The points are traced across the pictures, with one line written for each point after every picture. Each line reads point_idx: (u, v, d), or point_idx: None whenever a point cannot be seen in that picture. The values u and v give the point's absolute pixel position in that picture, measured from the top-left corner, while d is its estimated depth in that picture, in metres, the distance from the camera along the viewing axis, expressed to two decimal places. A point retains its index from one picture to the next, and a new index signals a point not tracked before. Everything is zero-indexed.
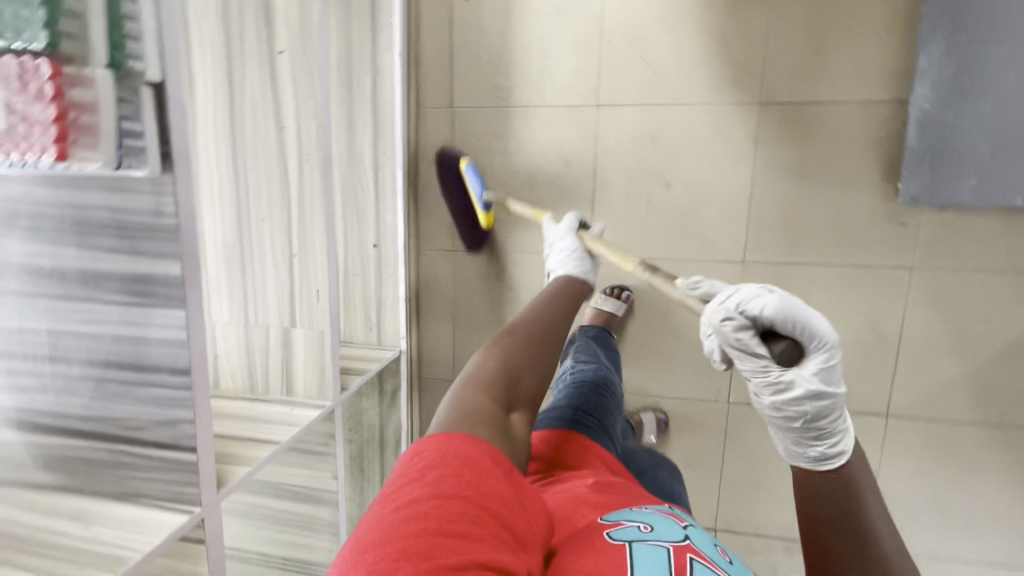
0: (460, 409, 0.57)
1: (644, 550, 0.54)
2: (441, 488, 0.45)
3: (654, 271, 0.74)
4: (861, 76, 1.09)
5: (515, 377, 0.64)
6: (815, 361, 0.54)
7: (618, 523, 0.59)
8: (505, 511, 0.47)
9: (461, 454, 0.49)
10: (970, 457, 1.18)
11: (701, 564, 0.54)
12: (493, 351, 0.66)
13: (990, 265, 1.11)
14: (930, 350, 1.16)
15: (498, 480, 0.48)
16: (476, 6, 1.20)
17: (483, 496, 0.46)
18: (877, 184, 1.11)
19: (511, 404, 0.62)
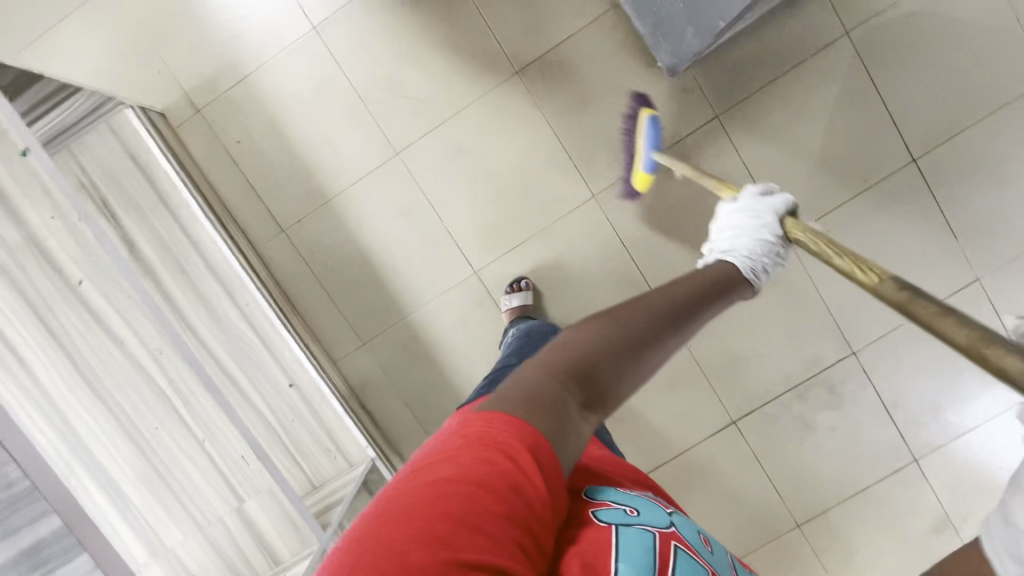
0: (528, 395, 0.51)
1: (632, 534, 0.55)
2: (469, 475, 0.43)
3: (920, 296, 0.56)
4: (574, 6, 1.22)
5: (606, 377, 0.56)
6: None
7: (605, 503, 0.60)
8: (534, 503, 0.45)
9: (499, 438, 0.47)
10: (867, 226, 1.28)
11: (683, 551, 0.57)
12: (589, 334, 0.59)
13: (767, 78, 1.25)
14: (777, 167, 1.27)
15: (535, 476, 0.46)
16: (249, 140, 1.27)
17: (512, 490, 0.44)
18: (645, 74, 1.24)
19: (592, 405, 0.55)
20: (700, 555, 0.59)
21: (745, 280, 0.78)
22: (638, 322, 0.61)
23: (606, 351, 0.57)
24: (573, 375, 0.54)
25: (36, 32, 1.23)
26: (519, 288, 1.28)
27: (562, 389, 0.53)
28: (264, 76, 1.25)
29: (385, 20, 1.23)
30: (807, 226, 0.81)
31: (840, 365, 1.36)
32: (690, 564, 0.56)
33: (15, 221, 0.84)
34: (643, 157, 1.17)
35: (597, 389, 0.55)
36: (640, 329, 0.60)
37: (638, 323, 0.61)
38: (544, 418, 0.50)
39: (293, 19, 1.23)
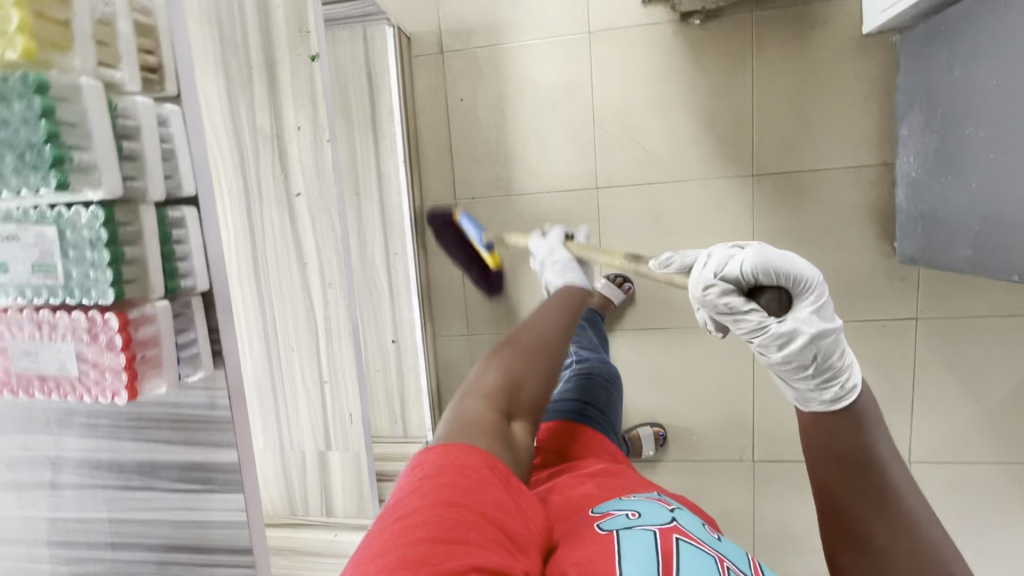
0: (460, 425, 0.55)
1: (631, 537, 0.51)
2: (438, 497, 0.44)
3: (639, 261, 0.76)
4: (847, 145, 1.14)
5: (518, 386, 0.63)
6: (806, 304, 0.51)
7: (607, 513, 0.56)
8: (499, 508, 0.47)
9: (456, 458, 0.48)
10: (996, 495, 1.21)
11: (685, 545, 0.51)
12: (493, 361, 0.65)
13: (990, 310, 1.16)
14: (942, 395, 1.20)
15: (491, 479, 0.48)
16: (471, 103, 1.25)
17: (480, 497, 0.46)
18: (874, 242, 1.16)
19: (514, 413, 0.61)
20: (711, 544, 0.53)
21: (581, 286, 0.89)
22: (541, 342, 0.69)
23: (515, 368, 0.64)
24: (494, 394, 0.60)
25: None
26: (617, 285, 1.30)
27: (492, 413, 0.58)
28: (520, 54, 1.22)
29: (661, 61, 1.17)
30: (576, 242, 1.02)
31: None
32: (698, 555, 0.50)
33: (274, 113, 0.86)
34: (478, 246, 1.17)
35: (516, 400, 0.62)
36: (541, 347, 0.68)
37: (543, 344, 0.69)
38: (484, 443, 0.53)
39: (576, 17, 1.19)
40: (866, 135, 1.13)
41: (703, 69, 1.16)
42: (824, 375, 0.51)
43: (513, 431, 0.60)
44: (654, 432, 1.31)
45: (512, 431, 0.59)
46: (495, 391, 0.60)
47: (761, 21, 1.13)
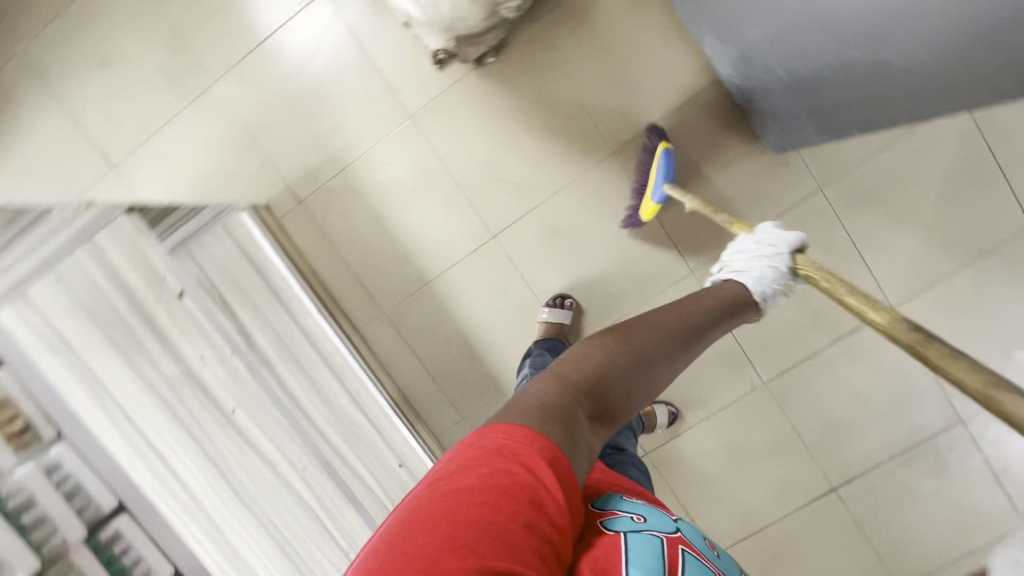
0: (540, 405, 0.49)
1: (640, 543, 0.51)
2: (491, 487, 0.41)
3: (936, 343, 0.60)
4: (672, 85, 1.20)
5: (609, 391, 0.54)
6: None
7: (611, 511, 0.56)
8: (551, 519, 0.43)
9: (525, 453, 0.44)
10: (989, 293, 1.22)
11: (690, 556, 0.54)
12: (603, 347, 0.58)
13: (876, 146, 1.21)
14: (885, 237, 1.24)
15: (553, 493, 0.43)
16: (350, 227, 1.31)
17: (533, 507, 0.42)
18: (746, 148, 1.21)
19: (600, 416, 0.53)
20: (706, 558, 0.56)
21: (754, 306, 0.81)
22: (644, 345, 0.60)
23: (609, 367, 0.55)
24: (581, 388, 0.52)
25: (148, 130, 1.29)
26: (560, 305, 1.29)
27: (572, 401, 0.51)
28: (365, 166, 1.28)
29: (482, 105, 1.24)
30: (816, 263, 0.80)
31: (946, 434, 1.32)
32: (699, 568, 0.53)
33: (175, 357, 0.92)
34: (655, 189, 1.16)
35: (601, 404, 0.53)
36: (640, 350, 0.59)
37: (645, 344, 0.60)
38: (558, 428, 0.47)
39: (393, 109, 1.26)
40: (682, 68, 1.19)
41: (520, 92, 1.23)
42: None
43: (594, 433, 0.51)
44: (666, 411, 1.35)
45: (592, 435, 0.51)
46: (580, 381, 0.53)
47: (541, 29, 1.20)
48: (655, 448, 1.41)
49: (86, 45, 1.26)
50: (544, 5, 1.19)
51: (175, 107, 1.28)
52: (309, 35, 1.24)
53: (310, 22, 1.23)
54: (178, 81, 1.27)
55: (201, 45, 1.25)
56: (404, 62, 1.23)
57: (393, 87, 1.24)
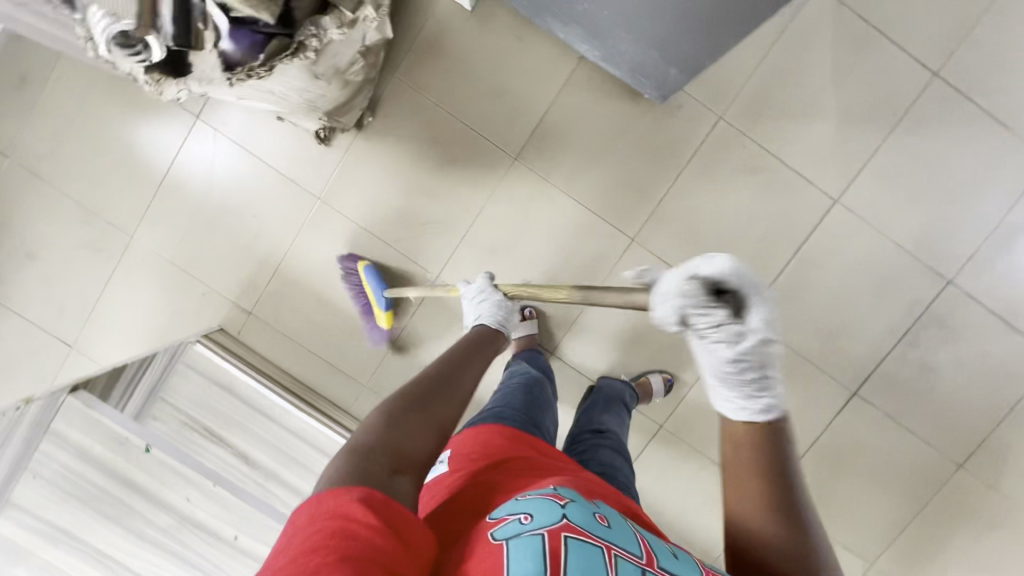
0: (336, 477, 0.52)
1: (518, 550, 0.51)
2: (306, 544, 0.44)
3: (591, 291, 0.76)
4: (544, 76, 1.22)
5: (401, 447, 0.59)
6: (759, 319, 0.60)
7: (503, 519, 0.57)
8: (376, 539, 0.46)
9: (333, 503, 0.48)
10: (914, 152, 1.23)
11: (575, 541, 0.52)
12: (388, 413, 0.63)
13: (758, 57, 1.21)
14: (800, 138, 1.24)
15: (372, 522, 0.47)
16: (303, 319, 1.33)
17: (353, 534, 0.45)
18: (635, 108, 1.23)
19: (398, 465, 0.57)
20: (599, 534, 0.54)
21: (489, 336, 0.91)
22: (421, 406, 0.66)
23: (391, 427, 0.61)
24: (375, 446, 0.57)
25: (89, 303, 1.34)
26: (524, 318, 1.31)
27: (364, 460, 0.55)
28: (294, 259, 1.31)
29: (378, 163, 1.27)
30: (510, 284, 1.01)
31: (941, 299, 1.29)
32: (586, 552, 0.51)
33: (164, 508, 0.94)
34: (377, 300, 1.26)
35: (397, 454, 0.58)
36: (413, 402, 0.65)
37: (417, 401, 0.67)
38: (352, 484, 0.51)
39: (300, 199, 1.29)
40: (545, 58, 1.21)
41: (407, 138, 1.26)
42: (761, 383, 0.61)
43: (398, 481, 0.55)
44: (661, 378, 1.33)
45: (396, 482, 0.55)
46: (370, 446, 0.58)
47: (403, 74, 1.23)
48: (668, 419, 1.38)
49: (7, 247, 1.32)
50: (397, 51, 1.22)
51: (106, 272, 1.32)
52: (200, 162, 1.28)
53: (196, 149, 1.27)
54: (100, 248, 1.31)
55: (107, 208, 1.30)
56: (292, 152, 1.27)
57: (292, 178, 1.28)
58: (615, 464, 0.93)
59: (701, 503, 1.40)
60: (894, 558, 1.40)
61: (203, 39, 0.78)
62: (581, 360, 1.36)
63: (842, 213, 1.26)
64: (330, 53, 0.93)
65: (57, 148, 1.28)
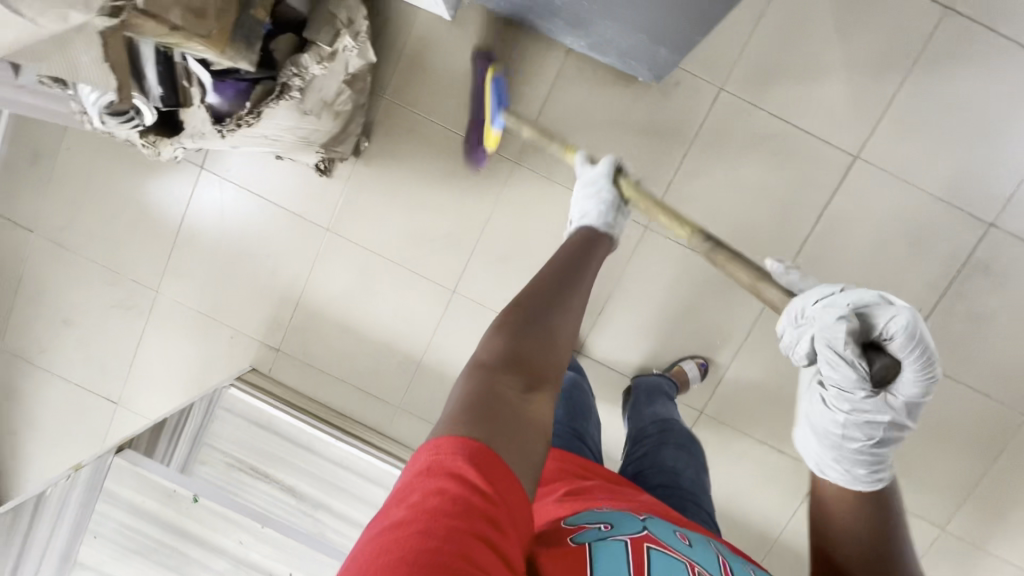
0: (469, 405, 0.51)
1: (605, 550, 0.58)
2: (424, 507, 0.42)
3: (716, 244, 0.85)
4: (534, 74, 1.19)
5: (529, 356, 0.58)
6: (903, 386, 0.60)
7: (581, 527, 0.63)
8: (496, 520, 0.43)
9: (453, 464, 0.45)
10: (933, 95, 1.16)
11: (657, 550, 0.60)
12: (504, 331, 0.60)
13: (753, 20, 1.16)
14: (810, 97, 1.18)
15: (488, 493, 0.44)
16: (330, 349, 1.35)
17: (474, 509, 0.42)
18: (631, 93, 1.19)
19: (530, 383, 0.56)
20: (677, 548, 0.62)
21: (603, 236, 0.82)
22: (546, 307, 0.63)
23: (518, 336, 0.59)
24: (499, 367, 0.56)
25: (127, 360, 1.38)
26: None
27: (492, 385, 0.54)
28: (313, 291, 1.33)
29: (382, 186, 1.27)
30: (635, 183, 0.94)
31: (985, 244, 1.21)
32: (667, 560, 0.59)
33: (220, 552, 0.96)
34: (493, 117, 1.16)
35: (525, 372, 0.56)
36: (524, 313, 0.62)
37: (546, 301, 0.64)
38: (484, 420, 0.50)
39: (311, 231, 1.30)
40: (532, 55, 1.18)
41: (406, 157, 1.25)
42: (874, 458, 0.61)
43: (529, 399, 0.55)
44: (697, 364, 1.29)
45: (528, 403, 0.54)
46: (501, 360, 0.57)
47: (392, 94, 1.22)
48: (707, 404, 1.34)
49: (46, 316, 1.38)
50: (383, 73, 1.21)
51: (139, 328, 1.37)
52: (210, 209, 1.31)
53: (205, 197, 1.30)
54: (130, 305, 1.36)
55: (131, 267, 1.34)
56: (296, 187, 1.28)
57: (299, 214, 1.29)
58: (676, 465, 0.94)
59: (754, 485, 1.36)
60: (968, 520, 1.33)
61: (190, 95, 0.81)
62: (611, 355, 1.32)
63: (864, 169, 1.20)
64: (315, 88, 0.92)
65: (75, 216, 1.33)
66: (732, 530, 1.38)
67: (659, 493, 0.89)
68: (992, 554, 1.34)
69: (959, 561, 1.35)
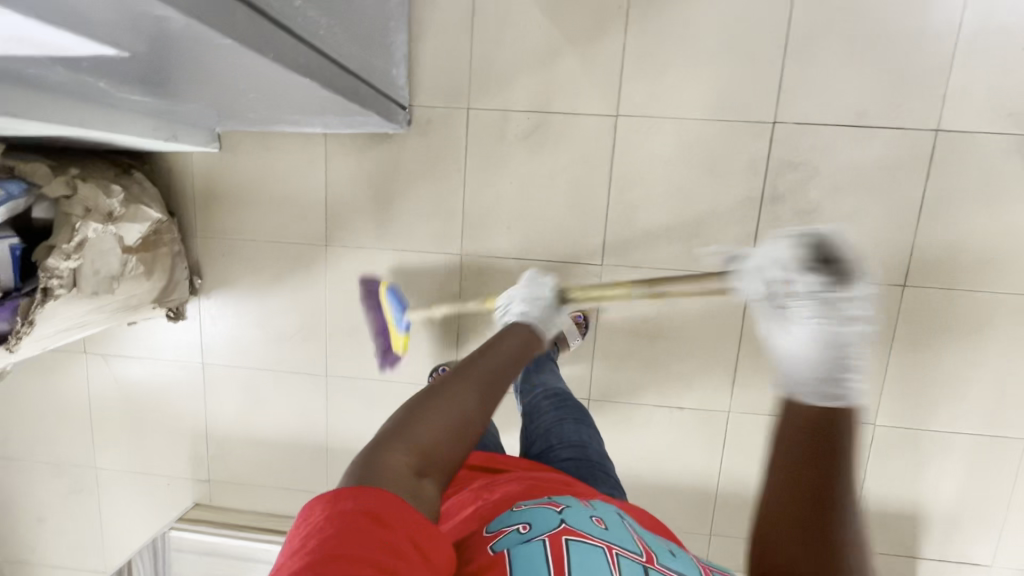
0: (366, 473, 0.48)
1: (523, 559, 0.53)
2: (323, 530, 0.43)
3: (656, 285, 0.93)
4: (307, 165, 1.29)
5: (434, 439, 0.54)
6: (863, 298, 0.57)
7: (500, 531, 0.59)
8: (400, 553, 0.43)
9: (359, 501, 0.45)
10: (660, 33, 1.17)
11: (577, 543, 0.55)
12: (433, 403, 0.56)
13: (470, 39, 1.21)
14: (551, 82, 1.21)
15: (395, 521, 0.44)
16: (249, 464, 1.46)
17: (381, 538, 0.43)
18: (394, 145, 1.27)
19: (423, 465, 0.52)
20: (596, 536, 0.57)
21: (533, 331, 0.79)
22: (460, 392, 0.58)
23: (425, 416, 0.55)
24: (407, 444, 0.52)
25: (95, 534, 1.55)
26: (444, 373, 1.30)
27: (389, 456, 0.50)
28: (214, 420, 1.45)
29: (229, 309, 1.39)
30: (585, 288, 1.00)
31: (777, 144, 1.19)
32: (584, 552, 0.54)
33: None
34: (397, 323, 1.27)
35: (426, 450, 0.53)
36: (455, 394, 0.58)
37: (467, 388, 0.59)
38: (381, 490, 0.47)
39: (192, 371, 1.43)
40: (299, 151, 1.29)
41: (238, 278, 1.37)
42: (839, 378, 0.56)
43: (420, 484, 0.50)
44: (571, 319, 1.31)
45: (420, 486, 0.50)
46: (401, 435, 0.53)
47: (203, 231, 1.35)
48: (591, 388, 1.36)
49: (22, 521, 1.57)
50: (188, 216, 1.34)
51: (96, 504, 1.53)
52: (107, 385, 1.46)
53: (99, 377, 1.46)
54: (80, 488, 1.53)
55: (66, 456, 1.51)
56: (163, 338, 1.42)
57: (175, 359, 1.43)
58: (583, 438, 0.98)
59: (671, 447, 1.36)
60: (892, 406, 1.28)
61: None
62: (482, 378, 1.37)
63: (630, 124, 1.21)
64: (88, 274, 1.05)
65: (11, 430, 1.52)
66: (668, 495, 1.38)
67: (571, 466, 0.91)
68: (932, 431, 1.28)
69: (902, 448, 1.30)
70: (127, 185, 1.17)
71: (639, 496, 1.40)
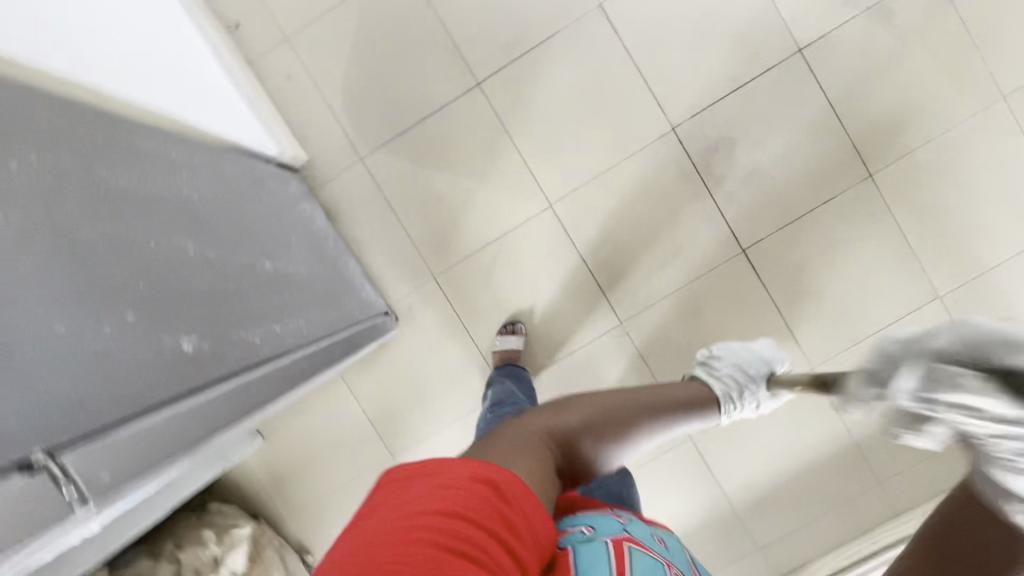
0: (515, 442, 0.60)
1: (589, 551, 0.52)
2: (460, 501, 0.43)
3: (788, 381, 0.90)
4: (340, 404, 1.38)
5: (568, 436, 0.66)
6: None
7: (564, 529, 0.58)
8: (518, 533, 0.45)
9: (485, 470, 0.47)
10: (539, 126, 1.30)
11: (641, 550, 0.55)
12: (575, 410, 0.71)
13: (402, 226, 1.34)
14: (484, 215, 1.32)
15: (507, 492, 0.47)
16: None
17: (498, 507, 0.45)
18: (397, 343, 1.36)
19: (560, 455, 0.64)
20: (657, 553, 0.57)
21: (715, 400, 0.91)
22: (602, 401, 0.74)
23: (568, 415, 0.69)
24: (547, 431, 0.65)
25: None
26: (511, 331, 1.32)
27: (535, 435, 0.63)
28: None
29: None
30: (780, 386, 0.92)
31: (687, 142, 1.29)
32: (648, 560, 0.54)
33: None
34: None
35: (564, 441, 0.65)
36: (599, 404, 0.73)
37: (607, 397, 0.75)
38: (528, 456, 0.57)
39: None
40: (327, 398, 1.38)
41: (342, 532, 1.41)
42: None
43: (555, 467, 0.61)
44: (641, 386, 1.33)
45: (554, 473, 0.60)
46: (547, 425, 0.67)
47: (292, 512, 1.41)
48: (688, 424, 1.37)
49: None
50: (272, 508, 1.41)
51: None
52: None
53: None
54: None
55: None
56: None
57: None
58: None
59: (790, 429, 1.35)
60: (943, 271, 1.28)
61: None
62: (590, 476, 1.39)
63: (566, 204, 1.31)
64: None
65: None
66: (818, 471, 1.35)
67: None
68: (994, 267, 1.27)
69: (982, 298, 1.28)
70: (211, 522, 1.24)
71: (794, 489, 1.36)
